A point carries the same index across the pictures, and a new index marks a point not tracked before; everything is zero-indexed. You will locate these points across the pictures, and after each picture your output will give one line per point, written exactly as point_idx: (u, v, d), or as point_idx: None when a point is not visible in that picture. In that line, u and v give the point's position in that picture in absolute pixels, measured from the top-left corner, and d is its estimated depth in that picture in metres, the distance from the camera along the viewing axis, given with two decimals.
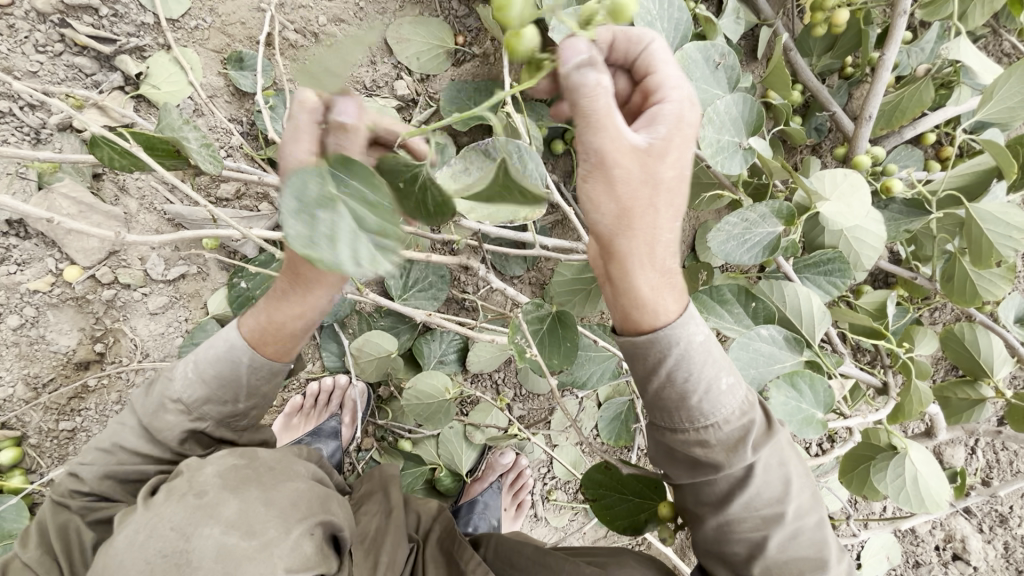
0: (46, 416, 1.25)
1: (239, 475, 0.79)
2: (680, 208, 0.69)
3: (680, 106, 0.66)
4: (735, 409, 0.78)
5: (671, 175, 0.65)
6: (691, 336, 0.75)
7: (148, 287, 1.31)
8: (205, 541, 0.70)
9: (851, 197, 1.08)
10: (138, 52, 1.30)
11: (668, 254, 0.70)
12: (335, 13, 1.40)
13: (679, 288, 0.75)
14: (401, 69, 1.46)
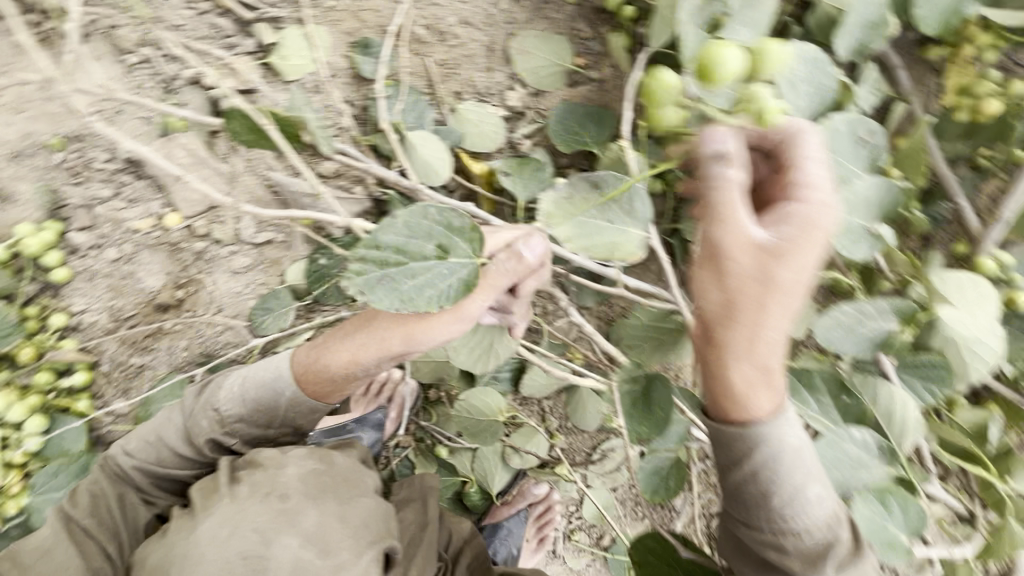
0: (121, 348, 1.30)
1: (316, 484, 0.90)
2: (795, 313, 0.68)
3: (816, 209, 0.68)
4: (820, 523, 0.73)
5: (792, 279, 0.65)
6: (784, 438, 0.72)
7: (236, 246, 1.35)
8: (284, 551, 0.80)
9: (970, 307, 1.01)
10: (274, 22, 1.35)
11: (773, 355, 0.68)
12: (464, 16, 1.42)
13: (779, 391, 0.72)
14: (515, 80, 1.45)
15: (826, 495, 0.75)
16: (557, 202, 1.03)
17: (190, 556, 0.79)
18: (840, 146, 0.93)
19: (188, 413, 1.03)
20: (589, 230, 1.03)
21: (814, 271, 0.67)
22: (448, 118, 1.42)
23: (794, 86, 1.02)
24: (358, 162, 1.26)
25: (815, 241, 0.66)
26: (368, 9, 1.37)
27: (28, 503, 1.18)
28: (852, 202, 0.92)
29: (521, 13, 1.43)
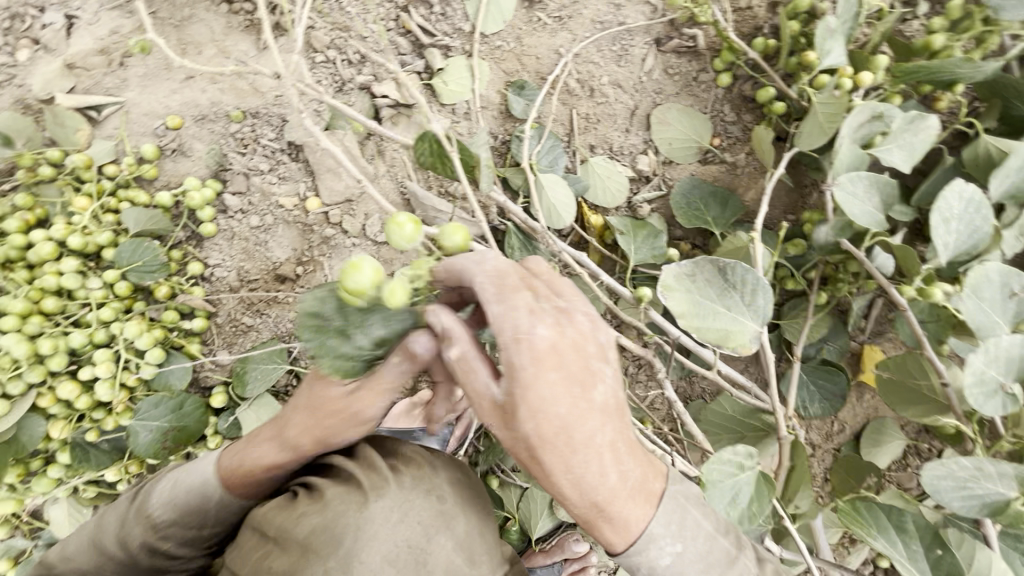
0: (238, 306, 1.42)
1: (465, 493, 0.94)
2: (589, 447, 0.72)
3: (514, 351, 0.70)
4: None
5: (539, 430, 0.71)
6: (651, 558, 0.80)
7: (358, 239, 1.45)
8: (440, 552, 0.85)
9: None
10: (445, 50, 1.47)
11: (593, 495, 0.75)
12: (617, 78, 1.49)
13: (623, 516, 0.77)
14: (649, 146, 1.50)
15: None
16: (677, 279, 1.03)
17: (360, 530, 0.84)
18: (988, 294, 0.94)
19: (118, 520, 1.00)
20: (702, 312, 1.04)
21: (554, 408, 0.70)
22: (577, 168, 1.48)
23: (946, 223, 1.02)
24: (490, 193, 1.32)
25: (537, 388, 0.70)
26: (531, 55, 1.47)
27: (128, 425, 1.29)
28: (1001, 354, 0.89)
29: (671, 85, 1.49)
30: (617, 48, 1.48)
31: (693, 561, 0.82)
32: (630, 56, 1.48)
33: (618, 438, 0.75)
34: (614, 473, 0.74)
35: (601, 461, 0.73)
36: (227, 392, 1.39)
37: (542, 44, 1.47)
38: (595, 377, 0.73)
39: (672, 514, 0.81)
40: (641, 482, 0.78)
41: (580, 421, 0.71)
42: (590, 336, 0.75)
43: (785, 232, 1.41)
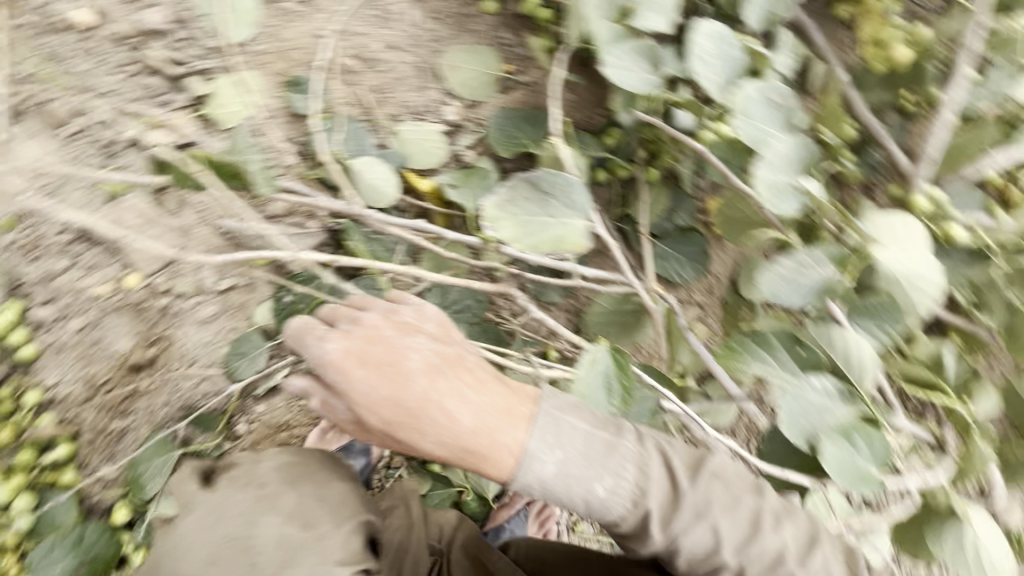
0: (100, 414, 1.32)
1: (292, 472, 0.96)
2: (426, 403, 0.79)
3: (326, 364, 0.83)
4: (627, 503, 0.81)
5: (378, 416, 0.80)
6: (541, 473, 0.79)
7: (199, 296, 1.37)
8: (268, 530, 0.86)
9: (898, 239, 1.06)
10: (205, 74, 1.38)
11: (461, 444, 0.78)
12: (390, 41, 1.45)
13: (498, 447, 0.78)
14: (449, 95, 1.49)
15: (618, 480, 0.81)
16: (499, 208, 1.04)
17: (180, 547, 0.86)
18: (755, 109, 1.00)
19: None
20: (531, 228, 1.05)
21: (375, 391, 0.79)
22: (389, 141, 1.45)
23: (707, 63, 1.08)
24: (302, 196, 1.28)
25: (357, 385, 0.80)
26: (295, 48, 1.41)
27: None
28: (776, 159, 0.97)
29: (445, 29, 1.47)
30: (377, 11, 1.44)
31: (579, 456, 0.80)
32: (394, 15, 1.45)
33: (453, 384, 0.81)
34: (464, 412, 0.79)
35: (445, 411, 0.79)
36: (128, 503, 1.32)
37: (301, 34, 1.41)
38: (403, 351, 0.82)
39: (545, 425, 0.80)
40: (509, 410, 0.81)
41: (404, 389, 0.79)
42: (386, 327, 0.85)
43: (599, 127, 1.46)
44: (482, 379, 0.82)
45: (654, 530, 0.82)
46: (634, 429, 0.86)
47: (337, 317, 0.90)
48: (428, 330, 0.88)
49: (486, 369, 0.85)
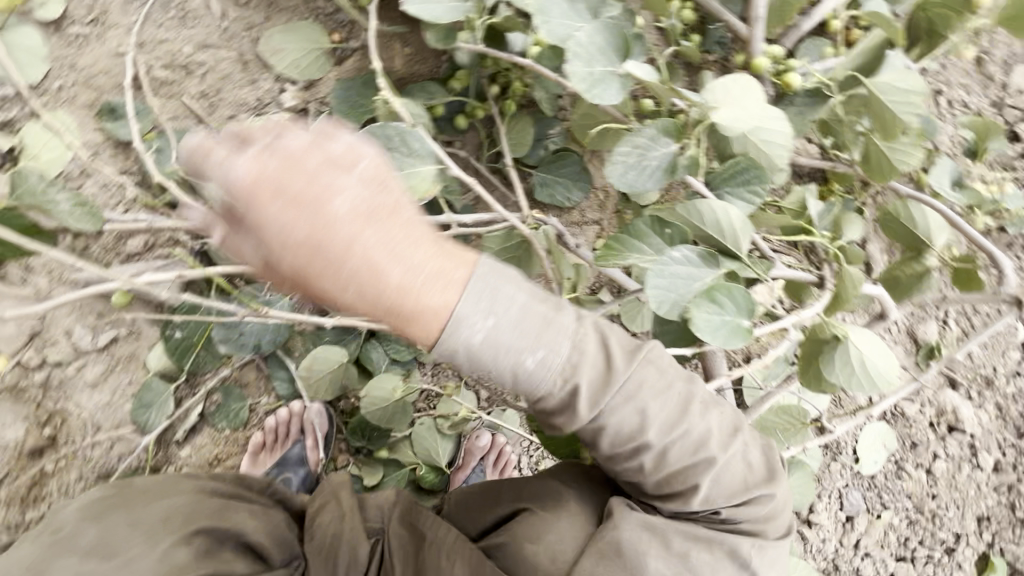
0: (10, 510, 1.25)
1: (96, 508, 0.88)
2: (350, 248, 0.60)
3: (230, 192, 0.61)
4: (553, 381, 0.72)
5: (292, 254, 0.60)
6: (467, 339, 0.66)
7: (80, 360, 1.28)
8: (63, 571, 0.78)
9: (736, 102, 1.05)
10: (8, 127, 1.27)
11: (384, 297, 0.62)
12: (200, 40, 1.36)
13: (424, 305, 0.64)
14: (283, 81, 1.42)
15: (550, 354, 0.71)
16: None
17: None
18: (556, 11, 0.99)
19: None
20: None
21: (297, 231, 0.60)
22: None
23: None
24: (144, 223, 1.20)
25: (280, 225, 0.60)
26: (97, 73, 1.30)
27: None
28: (587, 52, 0.96)
29: (256, 13, 1.39)
30: (175, 11, 1.34)
31: (514, 325, 0.68)
32: (195, 12, 1.35)
33: (366, 240, 0.62)
34: (397, 266, 0.62)
35: (371, 262, 0.61)
36: None
37: (101, 57, 1.30)
38: (329, 187, 0.61)
39: (479, 291, 0.66)
40: (439, 276, 0.65)
41: (327, 231, 0.60)
42: (314, 153, 0.63)
43: (444, 72, 1.42)
44: (417, 236, 0.64)
45: (580, 412, 0.74)
46: (574, 309, 0.76)
47: (257, 132, 0.65)
48: (366, 169, 0.64)
49: (426, 225, 0.67)
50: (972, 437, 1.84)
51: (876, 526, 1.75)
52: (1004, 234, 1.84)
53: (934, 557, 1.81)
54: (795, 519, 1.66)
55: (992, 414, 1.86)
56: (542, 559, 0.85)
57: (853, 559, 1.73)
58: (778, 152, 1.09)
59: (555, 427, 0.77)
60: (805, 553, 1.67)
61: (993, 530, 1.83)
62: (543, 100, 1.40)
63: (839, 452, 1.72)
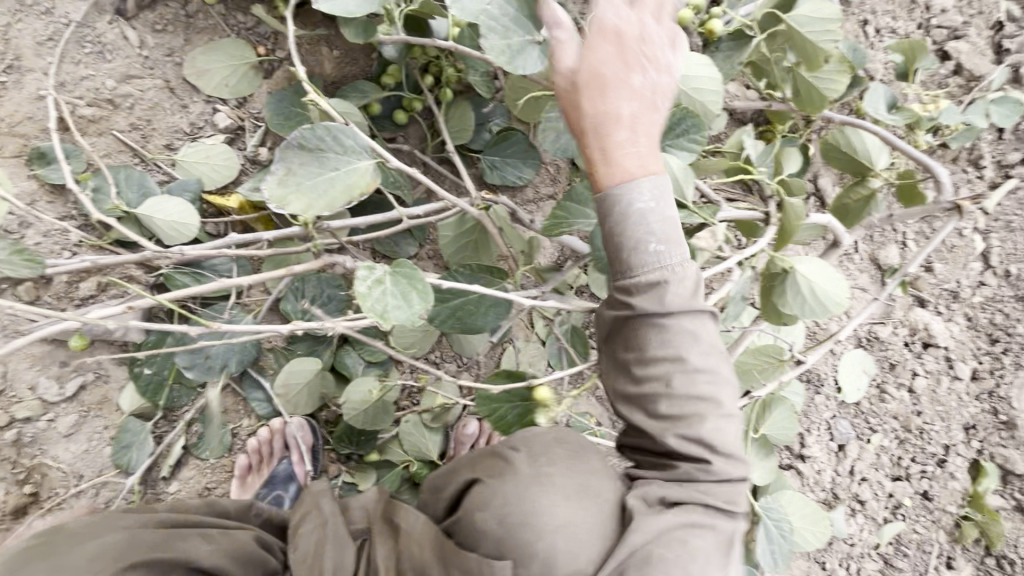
0: None
1: (20, 558, 0.81)
2: (636, 91, 0.80)
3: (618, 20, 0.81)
4: (655, 275, 0.80)
5: (610, 71, 0.80)
6: (630, 199, 0.80)
7: (50, 412, 1.26)
8: None
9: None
10: None
11: (600, 132, 0.80)
12: (121, 72, 1.33)
13: (619, 157, 0.80)
14: (215, 102, 1.40)
15: (665, 252, 0.80)
16: (280, 184, 0.99)
17: None
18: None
19: None
20: (317, 191, 1.01)
21: (632, 77, 0.80)
22: (173, 172, 1.36)
23: None
24: (88, 261, 1.19)
25: (652, 49, 0.81)
26: (20, 120, 1.27)
27: None
28: (501, 26, 0.96)
29: (176, 37, 1.37)
30: (91, 46, 1.31)
31: (658, 216, 0.80)
32: (112, 43, 1.32)
33: (649, 113, 0.81)
34: (626, 128, 0.80)
35: (628, 113, 0.80)
36: None
37: (21, 103, 1.27)
38: (658, 60, 0.82)
39: (656, 185, 0.80)
40: (643, 159, 0.81)
41: (624, 83, 0.80)
42: (646, 34, 0.81)
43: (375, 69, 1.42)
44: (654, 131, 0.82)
45: (667, 300, 0.80)
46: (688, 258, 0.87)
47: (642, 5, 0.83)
48: (664, 82, 0.82)
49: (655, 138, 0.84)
50: (947, 350, 1.89)
51: (867, 450, 1.80)
52: (947, 150, 1.89)
53: (929, 472, 1.86)
54: (787, 455, 1.70)
55: (963, 325, 1.92)
56: (491, 525, 0.87)
57: (851, 485, 1.77)
58: (710, 96, 1.11)
59: (627, 300, 0.82)
60: (803, 487, 1.71)
61: (980, 437, 1.88)
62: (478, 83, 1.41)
63: (821, 384, 1.76)
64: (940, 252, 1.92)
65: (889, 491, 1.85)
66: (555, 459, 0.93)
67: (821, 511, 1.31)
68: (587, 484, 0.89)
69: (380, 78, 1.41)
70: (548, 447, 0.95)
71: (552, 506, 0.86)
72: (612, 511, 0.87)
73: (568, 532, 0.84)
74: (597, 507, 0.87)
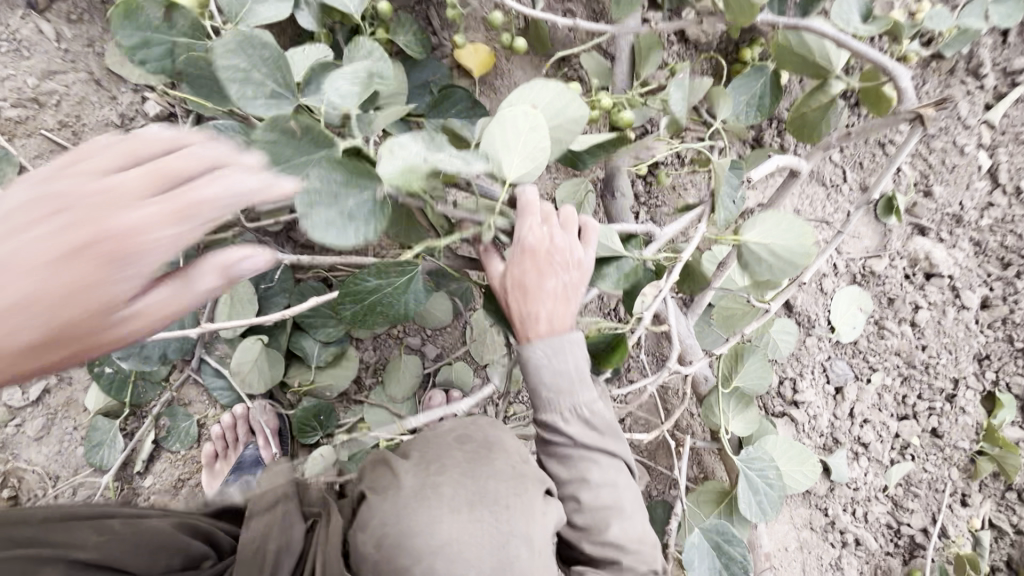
0: None
1: None
2: (550, 289, 0.92)
3: (534, 235, 0.90)
4: (565, 415, 0.99)
5: (530, 277, 0.91)
6: (541, 359, 0.95)
7: (18, 417, 1.28)
8: None
9: (508, 135, 0.83)
10: None
11: (526, 316, 0.93)
12: (43, 68, 1.30)
13: (537, 331, 0.94)
14: (143, 90, 1.36)
15: (569, 398, 0.98)
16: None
17: None
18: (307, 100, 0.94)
19: None
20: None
21: (550, 278, 0.91)
22: None
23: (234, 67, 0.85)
24: None
25: (575, 245, 0.94)
26: None
27: None
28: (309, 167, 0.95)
29: (93, 26, 1.32)
30: (7, 44, 1.27)
31: (557, 373, 0.96)
32: (29, 39, 1.29)
33: (570, 299, 0.94)
34: (546, 308, 0.92)
35: (545, 306, 0.92)
36: None
37: None
38: (574, 264, 0.93)
39: (565, 351, 0.96)
40: (555, 324, 0.94)
41: (541, 283, 0.91)
42: (565, 248, 0.92)
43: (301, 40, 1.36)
44: (568, 311, 0.95)
45: (572, 429, 0.99)
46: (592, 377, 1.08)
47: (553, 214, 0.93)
48: (577, 277, 0.94)
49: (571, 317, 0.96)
50: (951, 279, 1.77)
51: (867, 391, 1.71)
52: (942, 61, 1.74)
53: (937, 408, 1.76)
54: (779, 403, 1.63)
55: (967, 250, 1.79)
56: (369, 548, 0.88)
57: (852, 429, 1.69)
58: (573, 127, 0.91)
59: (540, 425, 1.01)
60: (798, 434, 1.64)
61: (994, 367, 1.76)
62: (410, 43, 1.34)
63: (813, 326, 1.67)
64: (939, 175, 1.79)
65: (895, 431, 1.76)
66: (454, 466, 0.96)
67: (807, 448, 1.21)
68: (484, 493, 0.92)
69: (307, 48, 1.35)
70: (442, 455, 0.98)
71: (439, 521, 0.88)
72: (523, 530, 0.89)
73: (455, 550, 0.86)
74: (493, 517, 0.89)
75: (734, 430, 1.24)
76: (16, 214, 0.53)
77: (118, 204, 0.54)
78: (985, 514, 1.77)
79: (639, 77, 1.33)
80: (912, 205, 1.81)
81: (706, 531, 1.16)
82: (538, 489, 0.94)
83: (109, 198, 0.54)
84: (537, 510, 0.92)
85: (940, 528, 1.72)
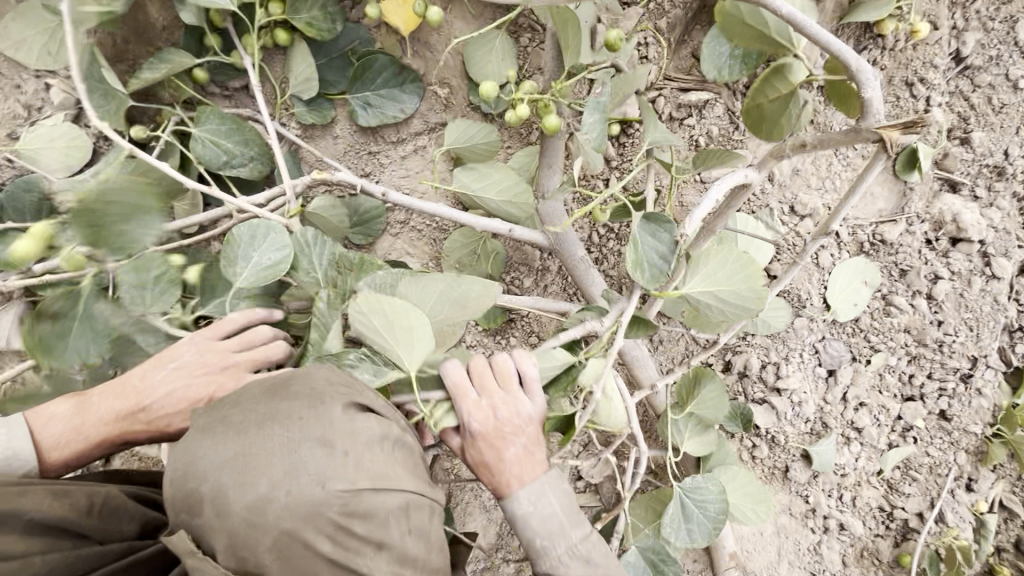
0: None
1: None
2: (506, 449, 0.96)
3: (476, 407, 0.96)
4: (564, 551, 0.95)
5: (488, 449, 0.96)
6: (524, 517, 0.95)
7: None
8: None
9: (397, 326, 0.98)
10: None
11: (498, 477, 0.96)
12: None
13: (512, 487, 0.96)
14: (47, 77, 1.28)
15: (562, 539, 0.95)
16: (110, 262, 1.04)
17: None
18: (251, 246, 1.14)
19: None
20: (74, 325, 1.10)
21: (504, 443, 0.96)
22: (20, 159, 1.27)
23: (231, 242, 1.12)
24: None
25: (521, 403, 0.98)
26: None
27: None
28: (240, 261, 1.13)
29: None
30: None
31: (546, 519, 0.95)
32: None
33: (535, 450, 0.98)
34: (511, 469, 0.95)
35: (510, 467, 0.95)
36: None
37: None
38: (520, 416, 0.97)
39: (542, 497, 0.96)
40: (527, 472, 0.96)
41: (497, 451, 0.95)
42: (509, 408, 0.97)
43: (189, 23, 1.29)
44: (534, 457, 0.97)
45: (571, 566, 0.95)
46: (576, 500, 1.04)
47: (487, 378, 0.99)
48: (530, 428, 0.98)
49: (539, 459, 0.98)
50: (982, 245, 1.51)
51: (864, 373, 1.55)
52: None
53: (949, 389, 1.56)
54: (759, 390, 1.50)
55: (1009, 209, 1.51)
56: (174, 488, 0.79)
57: (844, 413, 1.56)
58: (460, 287, 1.02)
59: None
60: (779, 422, 1.52)
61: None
62: (314, 20, 1.21)
63: (804, 306, 1.51)
64: (982, 117, 1.48)
65: (896, 413, 1.59)
66: (249, 397, 0.84)
67: (764, 494, 1.27)
68: (274, 412, 0.81)
69: (198, 39, 1.30)
70: (242, 390, 0.87)
71: (222, 443, 0.78)
72: (319, 438, 0.79)
73: (241, 467, 0.76)
74: (281, 428, 0.79)
75: (687, 450, 1.26)
76: (183, 368, 1.04)
77: (231, 371, 1.04)
78: (994, 496, 1.62)
79: (564, 69, 1.22)
80: (942, 156, 1.53)
81: (643, 549, 1.17)
82: (338, 402, 0.84)
83: (232, 367, 1.05)
84: (336, 418, 0.82)
85: (937, 514, 1.58)
